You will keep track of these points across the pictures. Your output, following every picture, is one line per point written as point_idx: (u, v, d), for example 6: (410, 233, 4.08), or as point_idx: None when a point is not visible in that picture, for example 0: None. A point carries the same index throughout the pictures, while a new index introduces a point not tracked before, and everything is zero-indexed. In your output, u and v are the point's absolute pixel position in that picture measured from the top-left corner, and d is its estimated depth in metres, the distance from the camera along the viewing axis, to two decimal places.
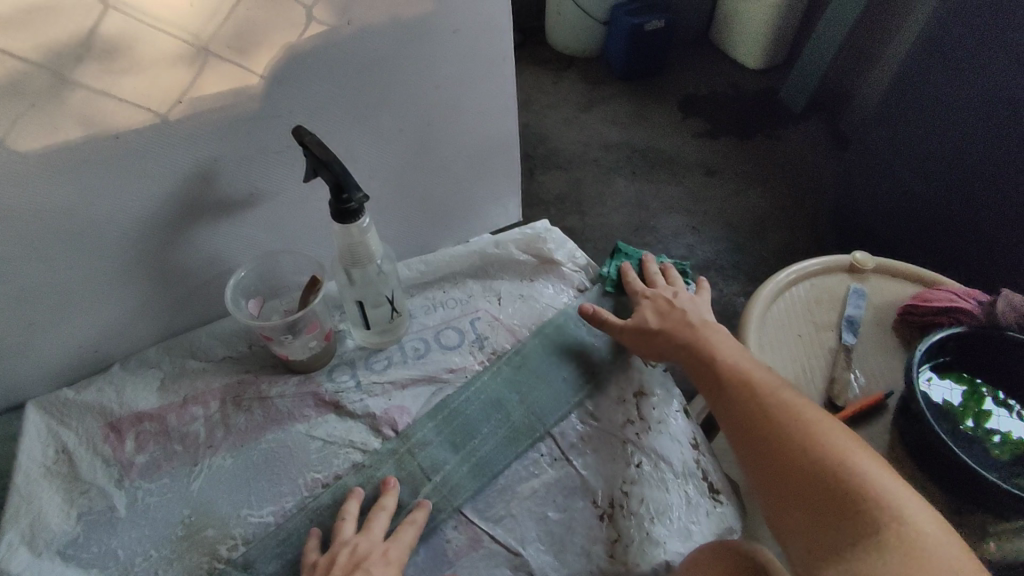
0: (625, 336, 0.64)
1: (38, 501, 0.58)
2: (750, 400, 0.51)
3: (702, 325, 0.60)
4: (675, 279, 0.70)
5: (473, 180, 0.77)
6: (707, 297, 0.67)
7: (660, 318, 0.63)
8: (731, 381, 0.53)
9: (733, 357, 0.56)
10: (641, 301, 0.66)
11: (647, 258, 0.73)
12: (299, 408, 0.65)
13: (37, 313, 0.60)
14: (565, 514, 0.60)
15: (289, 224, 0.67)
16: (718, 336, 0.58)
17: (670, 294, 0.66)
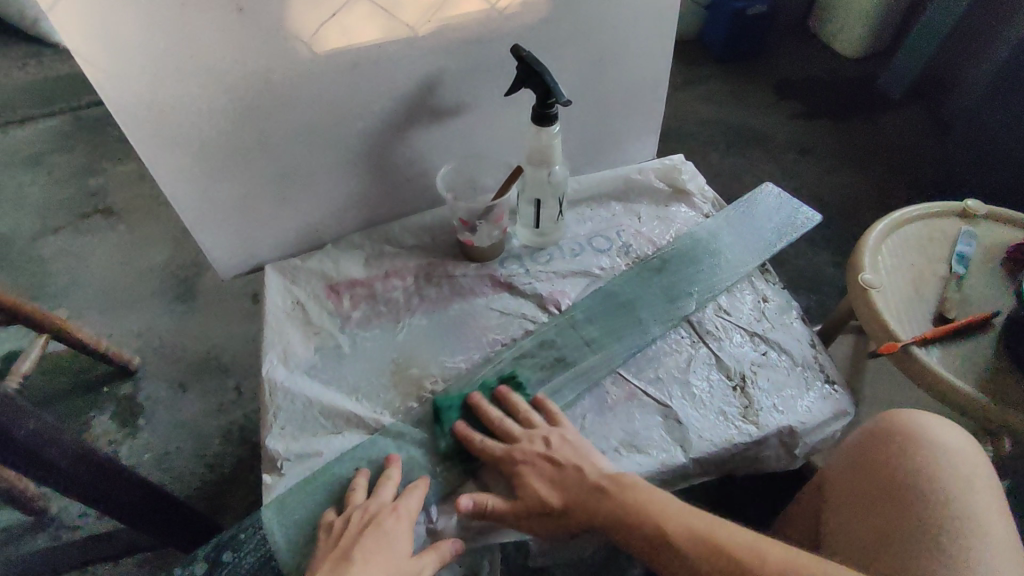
0: (529, 528, 0.59)
1: (286, 334, 0.75)
2: (723, 560, 0.53)
3: (609, 484, 0.59)
4: (528, 411, 0.67)
5: (624, 116, 0.89)
6: (568, 423, 0.66)
7: (558, 490, 0.60)
8: (687, 547, 0.54)
9: (654, 504, 0.56)
10: (519, 466, 0.61)
11: (478, 398, 0.67)
12: (478, 286, 0.80)
13: (288, 190, 0.76)
14: (705, 382, 0.71)
15: (478, 136, 0.81)
16: (636, 491, 0.58)
17: (543, 447, 0.63)
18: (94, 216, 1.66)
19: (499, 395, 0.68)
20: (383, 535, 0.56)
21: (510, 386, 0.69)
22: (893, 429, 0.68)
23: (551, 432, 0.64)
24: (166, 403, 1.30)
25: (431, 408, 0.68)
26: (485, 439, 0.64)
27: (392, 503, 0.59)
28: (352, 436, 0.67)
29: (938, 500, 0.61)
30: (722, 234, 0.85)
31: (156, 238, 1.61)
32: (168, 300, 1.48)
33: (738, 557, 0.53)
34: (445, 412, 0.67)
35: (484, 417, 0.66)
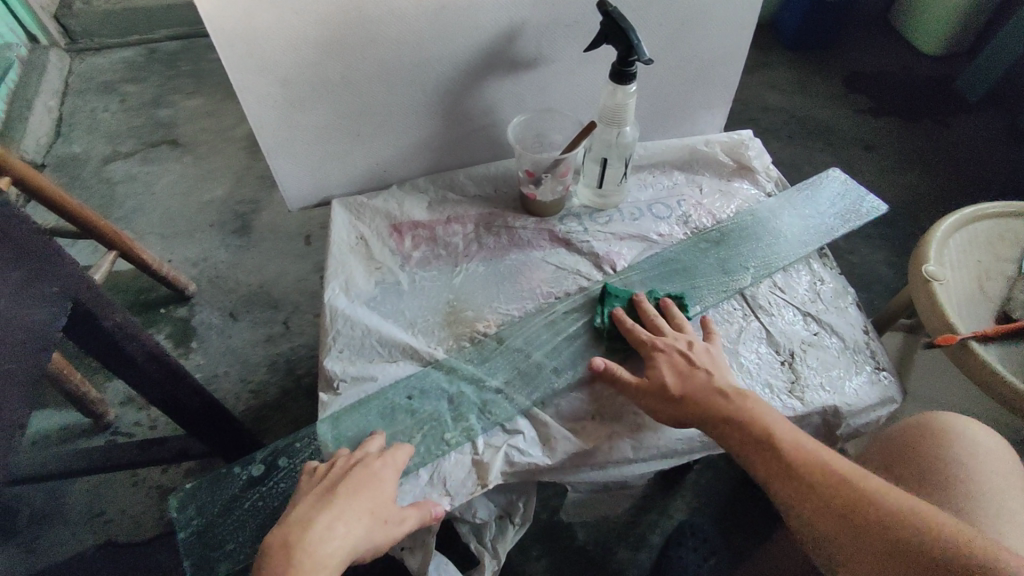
0: (643, 400, 0.63)
1: (349, 265, 0.78)
2: (809, 463, 0.56)
3: (732, 391, 0.61)
4: (682, 320, 0.70)
5: (698, 86, 0.87)
6: (718, 347, 0.67)
7: (682, 380, 0.62)
8: (790, 455, 0.57)
9: (773, 418, 0.59)
10: (659, 352, 0.65)
11: (641, 299, 0.72)
12: (537, 240, 0.81)
13: (362, 126, 0.79)
14: (753, 354, 0.71)
15: (550, 90, 0.82)
16: (756, 402, 0.60)
17: (685, 347, 0.66)
18: (162, 146, 1.72)
19: (617, 316, 0.70)
20: (365, 477, 0.57)
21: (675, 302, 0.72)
22: (929, 427, 0.67)
23: (690, 338, 0.67)
24: (218, 330, 1.37)
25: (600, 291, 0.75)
26: (635, 325, 0.69)
27: (378, 453, 0.60)
28: (405, 367, 0.70)
29: (963, 478, 0.62)
30: (783, 212, 0.84)
31: (217, 173, 1.67)
32: (225, 233, 1.54)
33: (839, 470, 0.56)
34: (609, 299, 0.73)
35: (642, 317, 0.70)
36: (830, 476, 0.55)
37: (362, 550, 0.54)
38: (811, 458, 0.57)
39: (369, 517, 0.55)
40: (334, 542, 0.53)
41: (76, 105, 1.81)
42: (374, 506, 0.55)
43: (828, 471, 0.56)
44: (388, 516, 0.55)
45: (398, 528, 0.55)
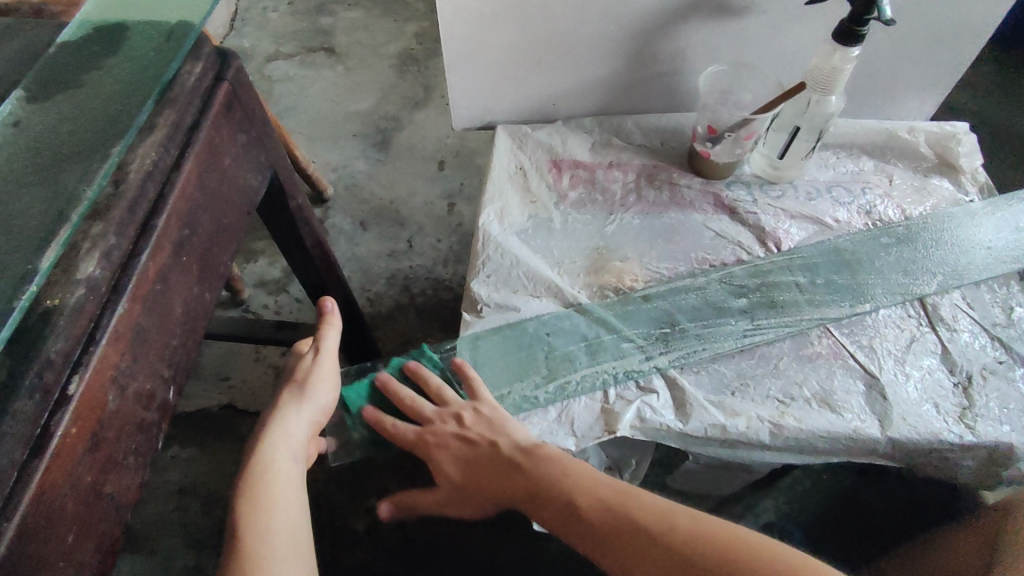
0: (454, 505, 0.62)
1: (506, 193, 0.77)
2: (619, 520, 0.51)
3: (520, 456, 0.57)
4: (434, 385, 0.65)
5: (918, 65, 0.77)
6: (484, 390, 0.63)
7: (470, 467, 0.60)
8: (591, 510, 0.53)
9: (560, 478, 0.55)
10: (430, 448, 0.62)
11: (386, 380, 0.65)
12: (700, 202, 0.77)
13: (546, 54, 0.77)
14: (923, 369, 0.64)
15: (749, 44, 0.76)
16: (542, 462, 0.56)
17: (456, 425, 0.62)
18: (320, 52, 1.79)
19: (411, 370, 0.66)
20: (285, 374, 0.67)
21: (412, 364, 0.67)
22: None
23: (462, 408, 0.62)
24: (347, 236, 1.43)
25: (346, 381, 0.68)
26: (395, 423, 0.63)
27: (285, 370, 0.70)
28: (548, 304, 0.69)
29: None
30: (984, 221, 0.74)
31: (366, 86, 1.71)
32: (365, 145, 1.59)
33: (637, 516, 0.51)
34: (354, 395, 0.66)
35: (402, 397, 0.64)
36: (626, 519, 0.51)
37: (304, 424, 0.61)
38: (613, 510, 0.52)
39: (290, 400, 0.62)
40: (272, 429, 0.60)
41: (251, 2, 1.91)
42: (286, 391, 0.63)
43: (626, 514, 0.52)
44: (299, 389, 0.63)
45: (318, 386, 0.63)
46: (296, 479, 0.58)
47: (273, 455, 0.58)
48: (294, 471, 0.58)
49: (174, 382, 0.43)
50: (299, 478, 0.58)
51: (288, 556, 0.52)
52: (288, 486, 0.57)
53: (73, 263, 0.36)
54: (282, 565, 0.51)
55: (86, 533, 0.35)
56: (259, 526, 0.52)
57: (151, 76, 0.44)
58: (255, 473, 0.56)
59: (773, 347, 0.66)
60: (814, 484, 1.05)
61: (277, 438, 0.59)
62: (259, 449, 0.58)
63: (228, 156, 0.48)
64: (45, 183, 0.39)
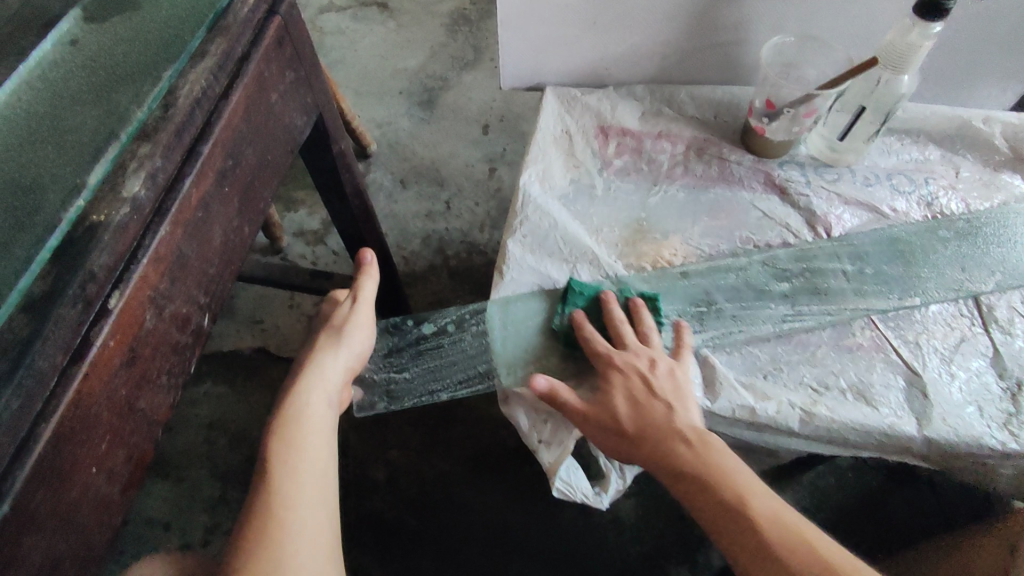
0: (591, 433, 0.56)
1: (549, 156, 0.75)
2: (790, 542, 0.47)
3: (695, 436, 0.54)
4: (650, 329, 0.63)
5: (1004, 50, 0.72)
6: (687, 359, 0.61)
7: (640, 414, 0.56)
8: (765, 524, 0.48)
9: (734, 472, 0.52)
10: (614, 372, 0.59)
11: (610, 297, 0.64)
12: (750, 179, 0.74)
13: (602, 13, 0.74)
14: (969, 370, 0.61)
15: (821, 15, 0.71)
16: (720, 454, 0.53)
17: (646, 366, 0.59)
18: (372, 6, 1.77)
19: (635, 307, 0.64)
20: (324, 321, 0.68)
21: (647, 303, 0.65)
22: None
23: (659, 358, 0.60)
24: (386, 193, 1.44)
25: (562, 284, 0.66)
26: (594, 334, 0.61)
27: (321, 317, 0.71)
28: (582, 271, 0.68)
29: None
30: None
31: (415, 43, 1.69)
32: (411, 104, 1.58)
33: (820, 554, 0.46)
34: (573, 295, 0.65)
35: (611, 316, 0.63)
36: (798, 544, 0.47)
37: (338, 374, 0.62)
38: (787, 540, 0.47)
39: (327, 343, 0.63)
40: (308, 368, 0.61)
41: None
42: (326, 334, 0.64)
43: (800, 538, 0.47)
44: (339, 339, 0.64)
45: (356, 333, 0.65)
46: (328, 419, 0.58)
47: (309, 396, 0.58)
48: (326, 418, 0.58)
49: (209, 310, 0.44)
50: (332, 420, 0.59)
51: (316, 495, 0.52)
52: (319, 427, 0.56)
53: (120, 180, 0.36)
54: (305, 509, 0.50)
55: (118, 444, 0.36)
56: (289, 460, 0.52)
57: (204, 3, 0.44)
58: (293, 409, 0.56)
59: (812, 334, 0.64)
60: (837, 481, 1.03)
61: (315, 378, 0.59)
62: (296, 389, 0.58)
63: (276, 91, 0.48)
64: (99, 101, 0.40)
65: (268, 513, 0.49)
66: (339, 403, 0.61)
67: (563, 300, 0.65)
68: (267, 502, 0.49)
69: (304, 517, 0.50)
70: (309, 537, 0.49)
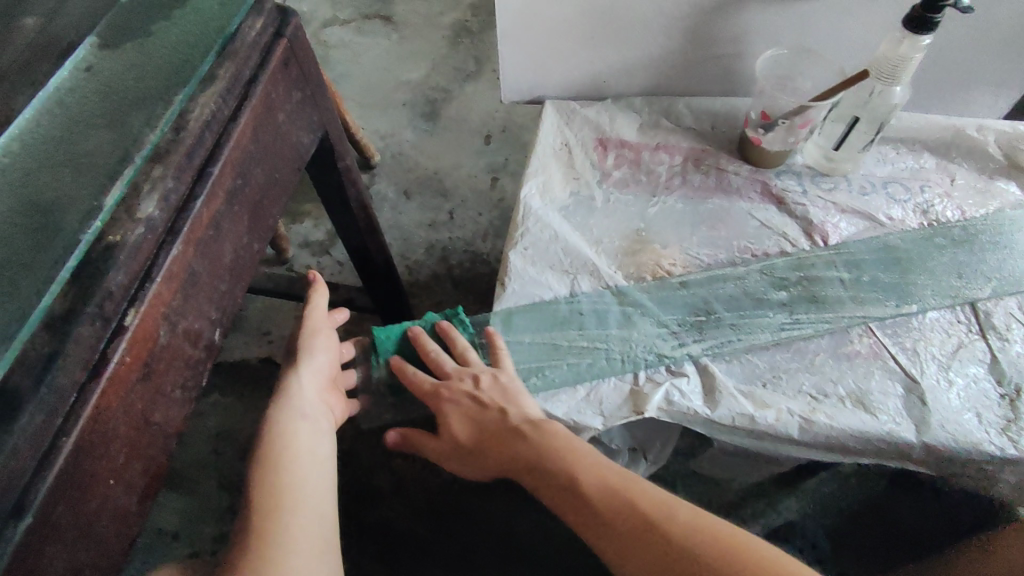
0: (454, 466, 0.64)
1: (549, 169, 0.77)
2: (635, 516, 0.51)
3: (527, 426, 0.59)
4: (464, 347, 0.67)
5: (996, 59, 0.73)
6: (506, 361, 0.65)
7: (471, 426, 0.62)
8: (606, 503, 0.52)
9: (574, 454, 0.56)
10: (441, 400, 0.63)
11: (417, 330, 0.67)
12: (747, 189, 0.76)
13: (600, 28, 0.75)
14: (968, 376, 0.62)
15: (815, 28, 0.73)
16: (556, 437, 0.57)
17: (470, 384, 0.63)
18: (375, 20, 1.80)
19: (443, 330, 0.68)
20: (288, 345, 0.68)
21: (450, 323, 0.68)
22: None
23: (482, 372, 0.64)
24: (390, 204, 1.46)
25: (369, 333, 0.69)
26: (415, 372, 0.65)
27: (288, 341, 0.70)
28: (582, 282, 0.69)
29: None
30: None
31: (418, 55, 1.72)
32: (414, 116, 1.60)
33: (653, 516, 0.50)
34: (384, 340, 0.67)
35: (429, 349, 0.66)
36: (638, 515, 0.51)
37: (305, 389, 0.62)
38: (632, 512, 0.51)
39: (290, 367, 0.64)
40: (279, 394, 0.61)
41: None
42: (285, 360, 0.65)
43: (635, 507, 0.51)
44: (300, 354, 0.65)
45: (317, 348, 0.65)
46: (311, 433, 0.59)
47: (280, 418, 0.58)
48: (305, 427, 0.58)
49: (220, 325, 0.45)
50: (314, 435, 0.59)
51: (304, 505, 0.52)
52: (295, 442, 0.56)
53: (134, 202, 0.38)
54: (293, 515, 0.51)
55: (135, 456, 0.37)
56: (267, 478, 0.53)
57: (214, 29, 0.46)
58: (264, 433, 0.57)
59: (810, 342, 0.65)
60: (841, 486, 1.03)
61: (282, 402, 0.60)
62: (265, 415, 0.59)
63: (282, 112, 0.50)
64: (112, 126, 0.42)
65: (253, 528, 0.49)
66: (320, 417, 0.61)
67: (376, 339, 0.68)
68: (252, 522, 0.50)
69: (293, 523, 0.50)
70: (301, 545, 0.49)
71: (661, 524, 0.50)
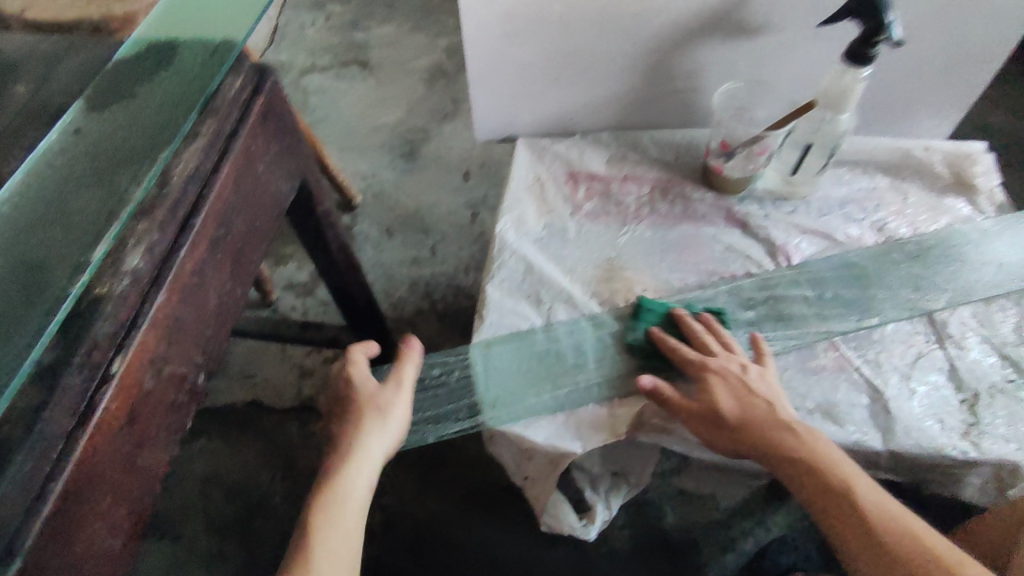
0: (694, 428, 0.59)
1: (523, 203, 0.80)
2: (929, 553, 0.50)
3: (798, 426, 0.58)
4: (728, 338, 0.66)
5: (936, 85, 0.78)
6: (771, 364, 0.64)
7: (737, 403, 0.59)
8: (869, 510, 0.53)
9: (851, 471, 0.55)
10: (712, 374, 0.61)
11: (697, 317, 0.68)
12: (712, 215, 0.79)
13: (565, 70, 0.80)
14: (929, 385, 0.64)
15: (767, 63, 0.77)
16: (825, 445, 0.57)
17: (739, 370, 0.62)
18: (353, 65, 1.86)
19: (706, 321, 0.68)
20: (358, 385, 0.64)
21: (713, 318, 0.68)
22: None
23: (748, 363, 0.63)
24: (373, 242, 1.48)
25: (633, 305, 0.70)
26: (677, 344, 0.65)
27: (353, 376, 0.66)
28: (559, 311, 0.72)
29: None
30: (998, 239, 0.74)
31: (396, 98, 1.77)
32: (394, 156, 1.64)
33: (941, 552, 0.50)
34: (645, 315, 0.69)
35: (692, 334, 0.66)
36: (912, 538, 0.51)
37: (384, 448, 0.60)
38: (883, 520, 0.52)
39: (372, 424, 0.61)
40: (353, 453, 0.60)
41: (288, 18, 2.00)
42: (369, 412, 0.62)
43: (927, 547, 0.50)
44: (377, 414, 0.62)
45: (399, 415, 0.63)
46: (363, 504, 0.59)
47: (350, 488, 0.58)
48: (368, 489, 0.59)
49: (205, 368, 0.47)
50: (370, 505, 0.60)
51: None
52: (352, 517, 0.58)
53: (121, 255, 0.40)
54: None
55: (122, 500, 0.39)
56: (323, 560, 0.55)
57: (197, 88, 0.49)
58: (331, 498, 0.58)
59: (779, 359, 0.68)
60: None
61: (360, 465, 0.59)
62: (338, 479, 0.58)
63: (263, 163, 0.52)
64: (100, 184, 0.44)
65: None
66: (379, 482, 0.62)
67: (634, 321, 0.69)
68: None
69: None
70: None
71: (925, 543, 0.50)
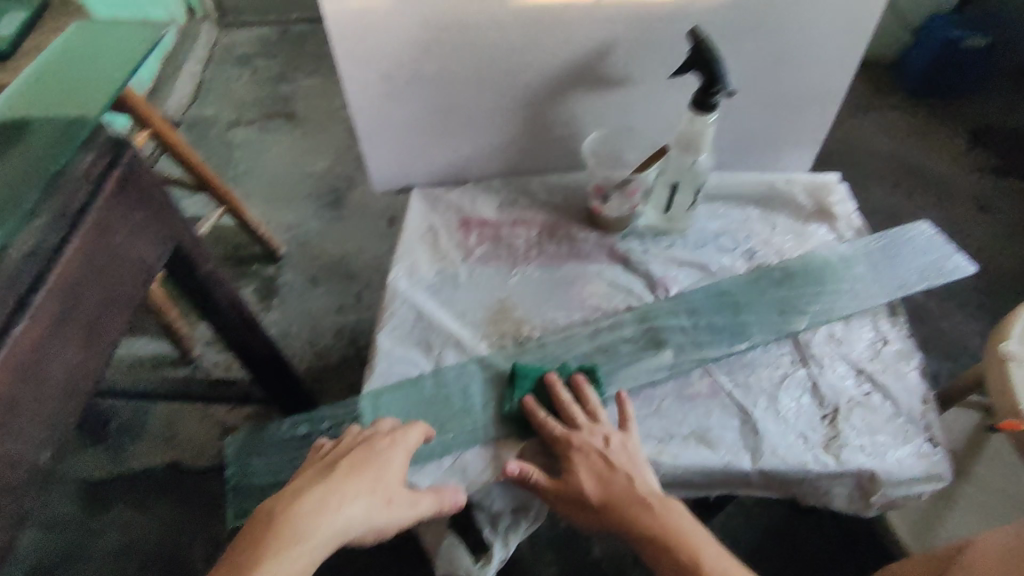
0: (563, 510, 0.61)
1: (415, 251, 0.82)
2: None
3: (653, 499, 0.60)
4: (596, 404, 0.67)
5: (786, 122, 0.87)
6: (634, 428, 0.66)
7: (599, 486, 0.61)
8: None
9: (696, 538, 0.58)
10: (575, 453, 0.63)
11: (557, 381, 0.68)
12: (596, 254, 0.83)
13: (449, 124, 0.84)
14: (794, 403, 0.69)
15: (634, 109, 0.83)
16: (679, 517, 0.59)
17: (602, 444, 0.63)
18: (278, 118, 1.88)
19: (578, 384, 0.69)
20: (379, 453, 0.60)
21: (587, 377, 0.70)
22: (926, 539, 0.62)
23: (612, 433, 0.64)
24: (298, 292, 1.48)
25: (509, 371, 0.71)
26: (547, 417, 0.66)
27: (388, 431, 0.63)
28: (449, 355, 0.74)
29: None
30: (854, 261, 0.81)
31: (321, 148, 1.79)
32: (319, 205, 1.66)
33: None
34: (520, 385, 0.69)
35: (561, 402, 0.67)
36: None
37: (363, 524, 0.56)
38: None
39: (364, 494, 0.57)
40: (328, 510, 0.55)
41: (213, 73, 2.02)
42: (369, 476, 0.58)
43: None
44: (369, 486, 0.58)
45: (401, 511, 0.57)
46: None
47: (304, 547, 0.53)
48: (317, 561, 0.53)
49: None
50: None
51: None
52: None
53: None
54: None
55: None
56: None
57: (45, 160, 0.48)
58: (283, 541, 0.52)
59: (657, 388, 0.71)
60: (746, 518, 1.08)
61: (324, 523, 0.54)
62: (298, 525, 0.53)
63: (121, 233, 0.54)
64: None
65: None
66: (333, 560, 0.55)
67: (509, 392, 0.69)
68: None
69: None
70: None
71: None
